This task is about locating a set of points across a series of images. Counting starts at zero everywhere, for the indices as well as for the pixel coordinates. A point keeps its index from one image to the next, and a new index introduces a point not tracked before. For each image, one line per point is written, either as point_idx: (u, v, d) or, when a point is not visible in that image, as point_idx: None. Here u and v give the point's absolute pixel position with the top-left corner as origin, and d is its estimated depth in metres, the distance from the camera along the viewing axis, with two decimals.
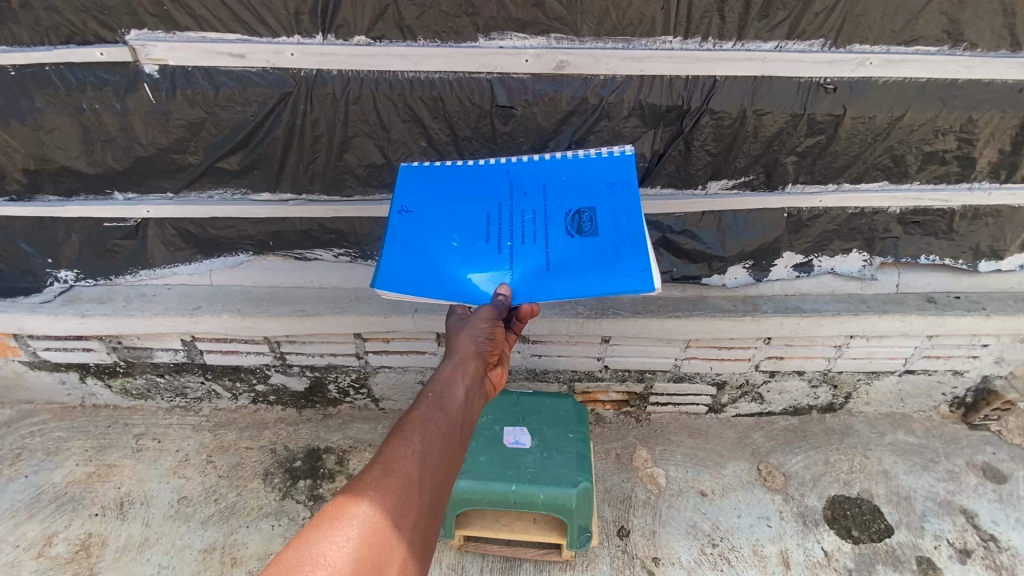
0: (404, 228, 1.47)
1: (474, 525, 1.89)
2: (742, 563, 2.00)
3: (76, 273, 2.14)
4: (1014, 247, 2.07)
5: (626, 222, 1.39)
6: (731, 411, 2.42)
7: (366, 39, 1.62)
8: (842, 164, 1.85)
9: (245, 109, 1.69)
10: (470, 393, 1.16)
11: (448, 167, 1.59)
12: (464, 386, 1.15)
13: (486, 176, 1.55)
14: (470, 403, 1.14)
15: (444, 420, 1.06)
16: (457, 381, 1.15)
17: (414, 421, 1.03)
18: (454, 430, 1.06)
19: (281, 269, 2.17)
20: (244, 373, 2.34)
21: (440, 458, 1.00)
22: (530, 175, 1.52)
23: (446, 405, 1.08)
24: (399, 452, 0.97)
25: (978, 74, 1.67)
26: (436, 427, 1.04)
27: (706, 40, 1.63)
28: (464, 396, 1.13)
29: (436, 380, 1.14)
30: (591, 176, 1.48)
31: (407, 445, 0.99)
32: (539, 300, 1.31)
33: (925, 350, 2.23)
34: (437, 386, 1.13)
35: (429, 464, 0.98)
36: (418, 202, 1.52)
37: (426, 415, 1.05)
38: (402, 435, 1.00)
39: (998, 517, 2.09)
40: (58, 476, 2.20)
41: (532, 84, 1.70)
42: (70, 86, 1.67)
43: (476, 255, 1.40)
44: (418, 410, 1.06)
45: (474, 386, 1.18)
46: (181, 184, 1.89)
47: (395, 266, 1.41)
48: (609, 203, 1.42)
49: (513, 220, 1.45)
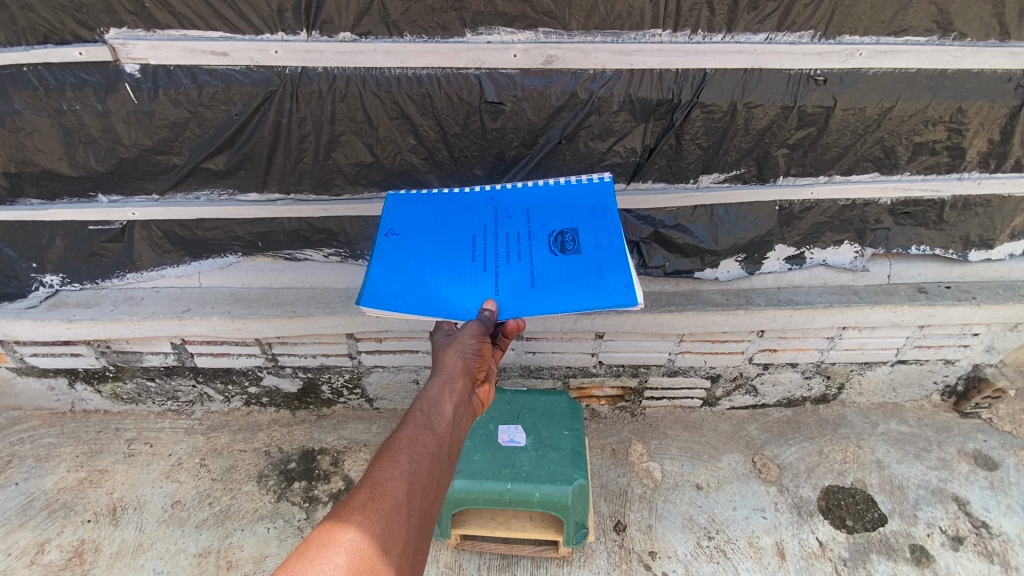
0: (390, 249, 1.46)
1: (470, 524, 1.90)
2: (738, 554, 2.01)
3: (62, 277, 2.10)
4: (1004, 235, 2.08)
5: (608, 241, 1.40)
6: (725, 403, 2.43)
7: (351, 36, 1.60)
8: (833, 156, 1.85)
9: (229, 108, 1.67)
10: (458, 411, 1.16)
11: (434, 194, 1.61)
12: (452, 404, 1.15)
13: (471, 201, 1.57)
14: (459, 421, 1.14)
15: (433, 439, 1.05)
16: (445, 399, 1.15)
17: (402, 441, 1.02)
18: (442, 449, 1.06)
19: (270, 270, 2.14)
20: (236, 375, 2.32)
21: (431, 479, 1.00)
22: (514, 200, 1.54)
23: (434, 424, 1.08)
24: (389, 474, 0.96)
25: (967, 63, 1.67)
26: (424, 446, 1.03)
27: (696, 33, 1.62)
28: (452, 413, 1.13)
29: (424, 398, 1.14)
30: (571, 200, 1.51)
31: (396, 466, 0.98)
32: (525, 314, 1.29)
33: (916, 339, 2.23)
34: (424, 403, 1.12)
35: (419, 485, 0.97)
36: (404, 226, 1.52)
37: (414, 434, 1.04)
38: (390, 456, 0.99)
39: (990, 504, 2.11)
40: (49, 482, 2.18)
41: (521, 80, 1.68)
42: (50, 87, 1.63)
43: (461, 274, 1.39)
44: (406, 430, 1.05)
45: (462, 403, 1.18)
46: (166, 185, 1.86)
47: (381, 284, 1.38)
48: (590, 224, 1.44)
49: (498, 241, 1.45)
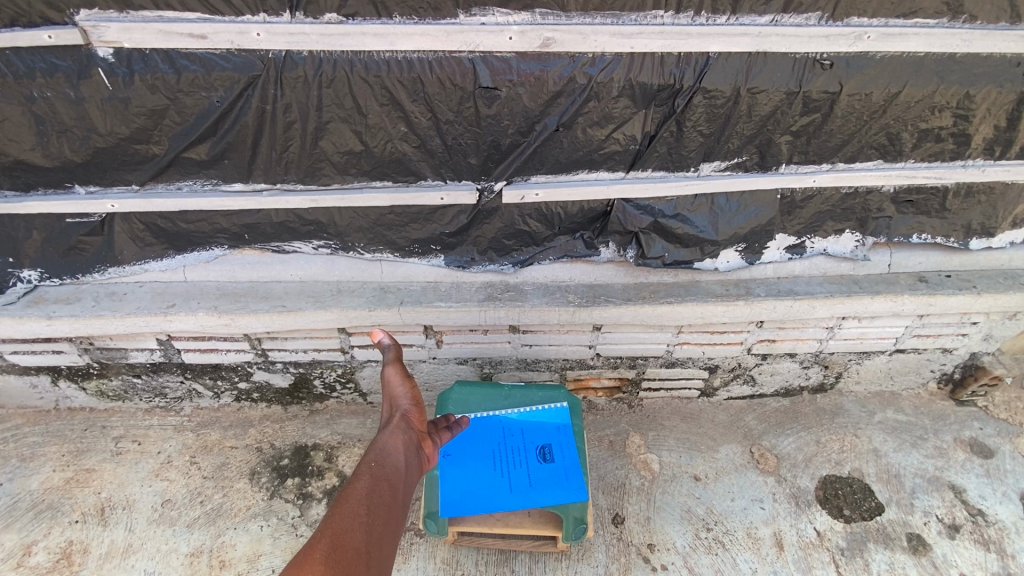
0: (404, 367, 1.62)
1: (468, 521, 1.84)
2: (736, 546, 2.01)
3: (40, 273, 2.01)
4: (1006, 224, 2.05)
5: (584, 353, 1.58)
6: (723, 394, 2.41)
7: (338, 17, 1.52)
8: (837, 143, 1.80)
9: (211, 95, 1.59)
10: (409, 464, 1.17)
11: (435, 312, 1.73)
12: (403, 456, 1.17)
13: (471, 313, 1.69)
14: (409, 474, 1.16)
15: (389, 490, 1.06)
16: (397, 449, 1.18)
17: (357, 492, 1.03)
18: (397, 499, 1.07)
19: (258, 263, 2.07)
20: (225, 371, 2.26)
21: (387, 530, 1.01)
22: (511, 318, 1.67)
23: (389, 474, 1.09)
24: (348, 524, 0.97)
25: (977, 47, 1.62)
26: (380, 496, 1.04)
27: (699, 15, 1.56)
28: (404, 464, 1.16)
29: (375, 448, 1.16)
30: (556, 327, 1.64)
31: (354, 517, 0.98)
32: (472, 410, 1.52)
33: (915, 328, 2.22)
34: (376, 455, 1.14)
35: (376, 536, 0.98)
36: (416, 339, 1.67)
37: (371, 485, 1.05)
38: (348, 507, 1.00)
39: (985, 492, 2.13)
40: (35, 482, 2.13)
41: (517, 64, 1.61)
42: (18, 73, 1.54)
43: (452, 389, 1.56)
44: (360, 481, 1.06)
45: (413, 454, 1.21)
46: (147, 175, 1.77)
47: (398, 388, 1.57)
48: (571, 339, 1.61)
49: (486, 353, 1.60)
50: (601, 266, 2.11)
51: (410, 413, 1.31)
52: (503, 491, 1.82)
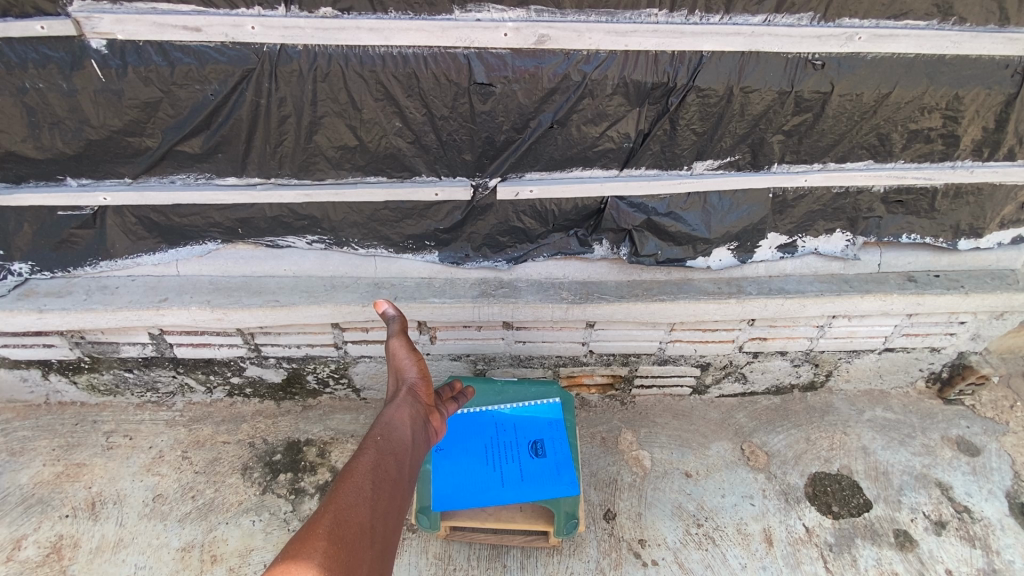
0: None
1: (459, 517, 1.84)
2: (726, 541, 2.03)
3: (31, 266, 2.00)
4: (993, 225, 2.07)
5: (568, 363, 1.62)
6: (714, 391, 2.43)
7: (333, 11, 1.52)
8: (828, 143, 1.82)
9: (205, 87, 1.59)
10: (415, 439, 1.17)
11: None
12: (409, 430, 1.16)
13: None
14: (416, 449, 1.15)
15: (394, 465, 1.06)
16: (402, 425, 1.17)
17: (363, 467, 1.02)
18: (402, 475, 1.06)
19: (251, 257, 2.06)
20: (218, 366, 2.26)
21: (391, 506, 1.00)
22: None
23: (396, 450, 1.09)
24: (352, 499, 0.96)
25: (967, 49, 1.64)
26: (385, 472, 1.03)
27: (693, 14, 1.57)
28: (410, 438, 1.15)
29: (381, 423, 1.16)
30: None
31: (358, 493, 0.97)
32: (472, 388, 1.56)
33: (905, 327, 2.25)
34: (381, 430, 1.13)
35: (380, 512, 0.97)
36: None
37: (375, 460, 1.04)
38: (353, 482, 0.99)
39: (972, 489, 2.16)
40: (25, 477, 2.12)
41: (511, 60, 1.61)
42: (10, 64, 1.53)
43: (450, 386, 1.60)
44: (366, 455, 1.05)
45: (419, 429, 1.20)
46: (139, 168, 1.76)
47: None
48: None
49: None
50: (594, 263, 2.12)
51: (417, 387, 1.29)
52: (496, 486, 1.83)
